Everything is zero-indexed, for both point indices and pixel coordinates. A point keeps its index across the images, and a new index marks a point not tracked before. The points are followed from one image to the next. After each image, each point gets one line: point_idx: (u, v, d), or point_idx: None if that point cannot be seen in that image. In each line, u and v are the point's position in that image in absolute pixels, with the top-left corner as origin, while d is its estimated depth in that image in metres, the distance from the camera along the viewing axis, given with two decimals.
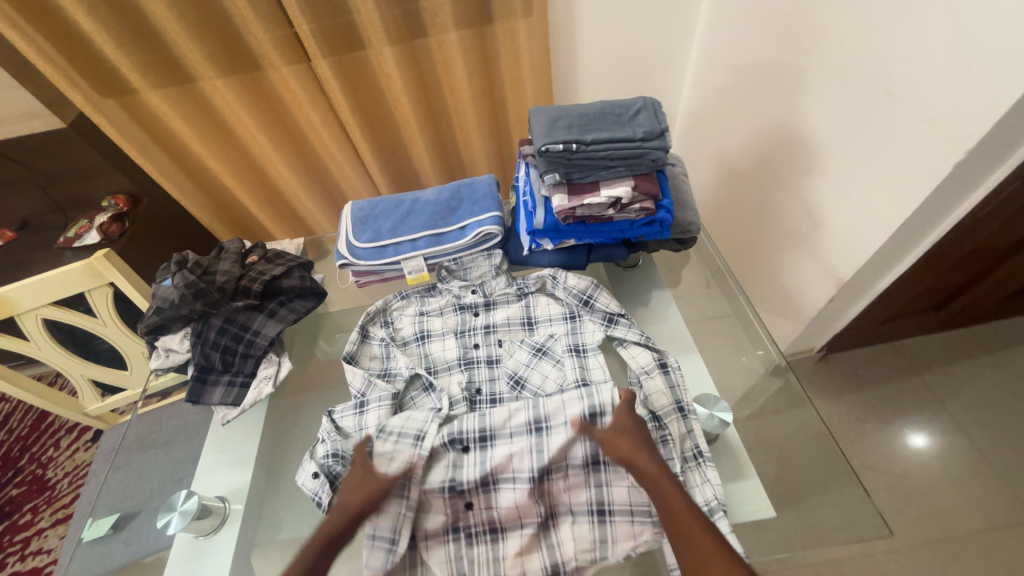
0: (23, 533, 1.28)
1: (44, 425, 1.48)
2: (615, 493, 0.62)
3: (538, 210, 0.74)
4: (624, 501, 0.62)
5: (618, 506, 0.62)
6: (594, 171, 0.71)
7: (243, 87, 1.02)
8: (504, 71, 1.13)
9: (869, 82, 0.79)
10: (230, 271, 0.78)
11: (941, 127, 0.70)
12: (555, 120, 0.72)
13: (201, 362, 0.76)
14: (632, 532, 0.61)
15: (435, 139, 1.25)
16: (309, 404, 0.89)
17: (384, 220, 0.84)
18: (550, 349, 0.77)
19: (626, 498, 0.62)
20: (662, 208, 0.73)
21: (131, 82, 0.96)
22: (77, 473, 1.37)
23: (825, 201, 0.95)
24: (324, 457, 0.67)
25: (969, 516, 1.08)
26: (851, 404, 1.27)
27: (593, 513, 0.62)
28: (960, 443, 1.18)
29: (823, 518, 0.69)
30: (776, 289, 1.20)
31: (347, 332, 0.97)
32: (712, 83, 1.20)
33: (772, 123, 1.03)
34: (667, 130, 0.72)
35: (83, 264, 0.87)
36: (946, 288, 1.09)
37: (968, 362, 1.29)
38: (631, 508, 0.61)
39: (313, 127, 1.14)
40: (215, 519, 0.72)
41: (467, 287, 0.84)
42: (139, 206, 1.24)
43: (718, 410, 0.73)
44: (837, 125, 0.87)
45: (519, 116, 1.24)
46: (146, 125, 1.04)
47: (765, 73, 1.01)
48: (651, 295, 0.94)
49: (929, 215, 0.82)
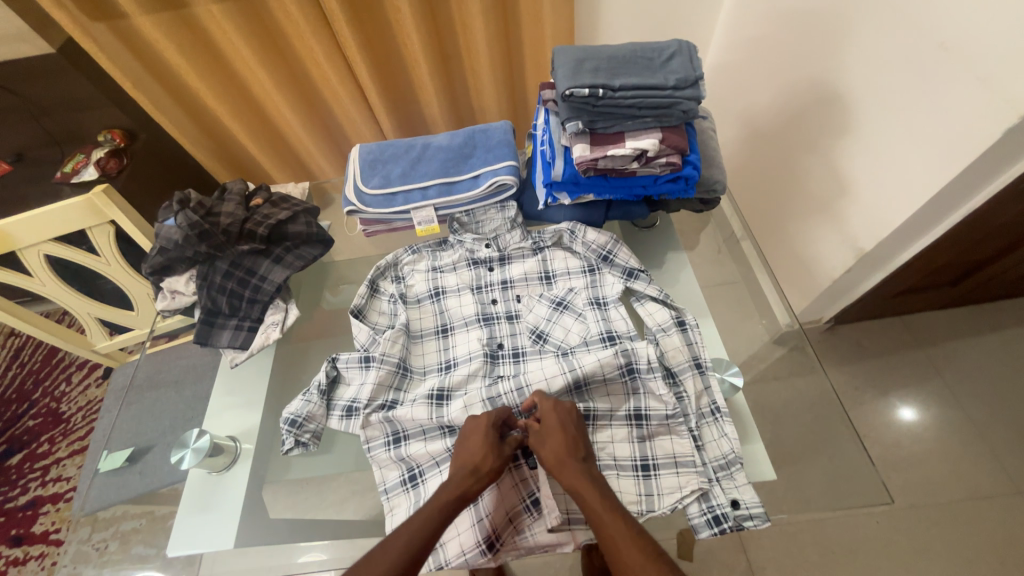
0: (43, 461, 1.34)
1: (55, 360, 1.50)
2: (659, 447, 0.65)
3: (557, 161, 0.70)
4: (668, 453, 0.65)
5: (663, 460, 0.65)
6: (619, 120, 0.66)
7: (241, 15, 0.95)
8: (522, 7, 1.04)
9: (924, 35, 0.72)
10: (234, 213, 0.75)
11: (999, 88, 0.64)
12: (581, 61, 0.67)
13: (208, 305, 0.75)
14: (677, 484, 0.63)
15: (446, 83, 1.18)
16: (315, 352, 0.89)
17: (393, 166, 0.80)
18: (571, 303, 0.76)
19: (669, 451, 0.65)
20: (689, 163, 0.69)
21: (119, 4, 0.88)
22: (91, 408, 1.41)
23: (856, 166, 0.90)
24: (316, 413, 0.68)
25: (953, 485, 1.11)
26: (852, 374, 1.28)
27: (637, 468, 0.65)
28: (955, 416, 1.20)
29: (815, 482, 0.70)
30: (791, 256, 1.17)
31: (353, 282, 0.95)
32: (747, 31, 1.11)
33: (809, 78, 0.95)
34: (702, 78, 0.67)
35: (82, 199, 0.84)
36: (967, 262, 1.06)
37: (973, 337, 1.29)
38: (676, 459, 0.64)
39: (317, 63, 1.07)
40: (227, 457, 0.74)
41: (481, 240, 0.81)
42: (136, 142, 1.19)
43: (728, 374, 0.74)
44: (883, 82, 0.80)
45: (535, 60, 1.16)
46: (138, 53, 0.98)
47: (808, 21, 0.93)
48: (665, 256, 0.92)
49: (965, 187, 0.78)
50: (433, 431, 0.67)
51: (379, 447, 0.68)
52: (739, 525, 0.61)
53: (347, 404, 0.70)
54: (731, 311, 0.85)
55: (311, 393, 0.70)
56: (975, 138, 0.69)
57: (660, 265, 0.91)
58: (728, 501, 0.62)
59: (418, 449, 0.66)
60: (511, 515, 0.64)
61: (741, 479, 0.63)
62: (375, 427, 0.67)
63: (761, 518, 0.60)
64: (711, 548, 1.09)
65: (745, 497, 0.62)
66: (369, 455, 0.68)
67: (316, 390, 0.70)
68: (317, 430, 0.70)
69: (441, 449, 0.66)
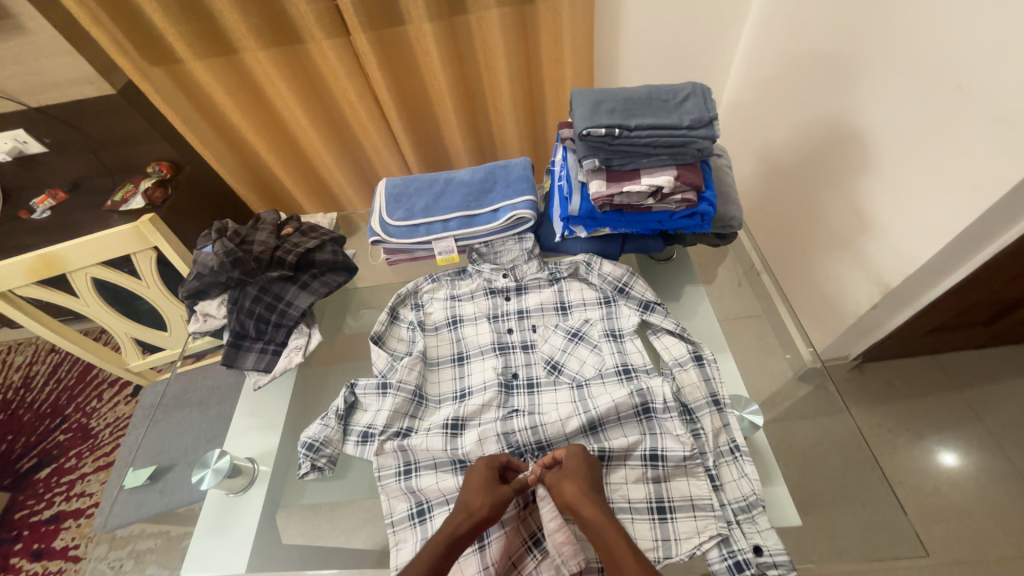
0: (69, 476, 1.38)
1: (89, 377, 1.57)
2: (674, 489, 0.63)
3: (574, 196, 0.72)
4: (684, 495, 0.62)
5: (679, 502, 0.62)
6: (635, 158, 0.68)
7: (284, 60, 1.03)
8: (543, 51, 1.10)
9: (941, 76, 0.73)
10: (267, 242, 0.80)
11: (1021, 127, 0.64)
12: (598, 103, 0.70)
13: (236, 328, 0.79)
14: (694, 528, 0.60)
15: (469, 120, 1.23)
16: (335, 376, 0.91)
17: (417, 199, 0.84)
18: (586, 334, 0.77)
19: (685, 493, 0.62)
20: (704, 200, 0.70)
21: (177, 52, 0.97)
22: (118, 424, 1.46)
23: (877, 203, 0.89)
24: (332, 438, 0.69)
25: (1001, 540, 1.03)
26: (882, 415, 1.22)
27: (653, 511, 0.62)
28: (997, 464, 1.12)
29: (846, 530, 0.66)
30: (813, 291, 1.15)
31: (374, 309, 0.98)
32: (763, 71, 1.14)
33: (825, 116, 0.97)
34: (716, 118, 0.68)
35: (129, 227, 0.90)
36: (1002, 301, 1.02)
37: (1015, 379, 1.22)
38: (693, 502, 0.62)
39: (349, 103, 1.14)
40: (245, 479, 0.76)
41: (498, 270, 0.83)
42: (181, 174, 1.28)
43: (748, 412, 0.72)
44: (900, 121, 0.81)
45: (556, 99, 1.20)
46: (189, 94, 1.06)
47: (823, 62, 0.95)
48: (682, 289, 0.92)
49: (992, 225, 0.76)
50: (445, 464, 0.67)
51: (390, 477, 0.67)
52: (763, 574, 0.58)
53: (363, 429, 0.71)
54: (750, 346, 0.84)
55: (329, 417, 0.71)
56: (1000, 176, 0.68)
57: (677, 298, 0.91)
58: (750, 546, 0.59)
59: (429, 482, 0.66)
60: (514, 560, 0.62)
61: (764, 523, 0.61)
62: (388, 456, 0.68)
63: (785, 567, 0.57)
64: None
65: (769, 542, 0.59)
66: (380, 484, 0.67)
67: (335, 415, 0.71)
68: (333, 456, 0.70)
69: (452, 486, 0.65)
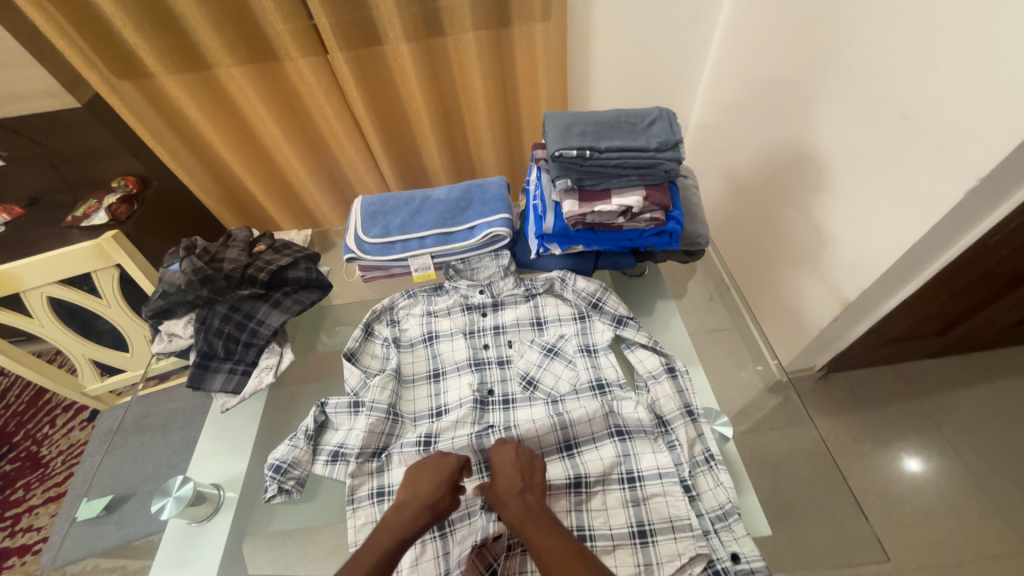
0: (14, 509, 1.28)
1: (40, 402, 1.48)
2: (655, 510, 0.63)
3: (548, 214, 0.74)
4: (664, 517, 0.62)
5: (659, 524, 0.62)
6: (605, 179, 0.71)
7: (259, 77, 1.02)
8: (519, 74, 1.14)
9: (887, 104, 0.79)
10: (237, 259, 0.78)
11: (956, 154, 0.70)
12: (570, 125, 0.72)
13: (204, 348, 0.76)
14: (676, 551, 0.60)
15: (447, 138, 1.25)
16: (308, 396, 0.88)
17: (393, 216, 0.84)
18: (561, 349, 0.78)
19: (665, 514, 0.62)
20: (672, 219, 0.73)
21: (147, 66, 0.96)
22: (71, 452, 1.37)
23: (833, 221, 0.95)
24: (311, 463, 0.69)
25: (961, 543, 1.08)
26: (848, 423, 1.27)
27: (635, 535, 0.62)
28: (956, 469, 1.18)
29: (816, 538, 0.68)
30: (779, 305, 1.20)
31: (348, 326, 0.97)
32: (726, 96, 1.20)
33: (784, 139, 1.02)
34: (681, 141, 0.72)
35: (91, 244, 0.87)
36: (951, 313, 1.08)
37: (969, 388, 1.29)
38: (672, 524, 0.62)
39: (325, 120, 1.15)
40: (210, 506, 0.73)
41: (475, 287, 0.84)
42: (148, 189, 1.25)
43: (718, 424, 0.75)
44: (851, 146, 0.87)
45: (531, 119, 1.24)
46: (160, 108, 1.04)
47: (780, 90, 1.01)
48: (655, 304, 0.95)
49: (936, 242, 0.82)
50: None
51: (364, 500, 0.67)
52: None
53: (338, 447, 0.70)
54: (721, 360, 0.86)
55: (298, 438, 0.70)
56: (943, 197, 0.74)
57: (651, 312, 0.94)
58: (728, 554, 0.60)
59: None
60: None
61: (740, 530, 0.62)
62: (364, 478, 0.67)
63: (764, 573, 0.58)
64: None
65: (745, 550, 0.60)
66: (351, 507, 0.66)
67: (307, 430, 0.70)
68: (301, 477, 0.68)
69: None
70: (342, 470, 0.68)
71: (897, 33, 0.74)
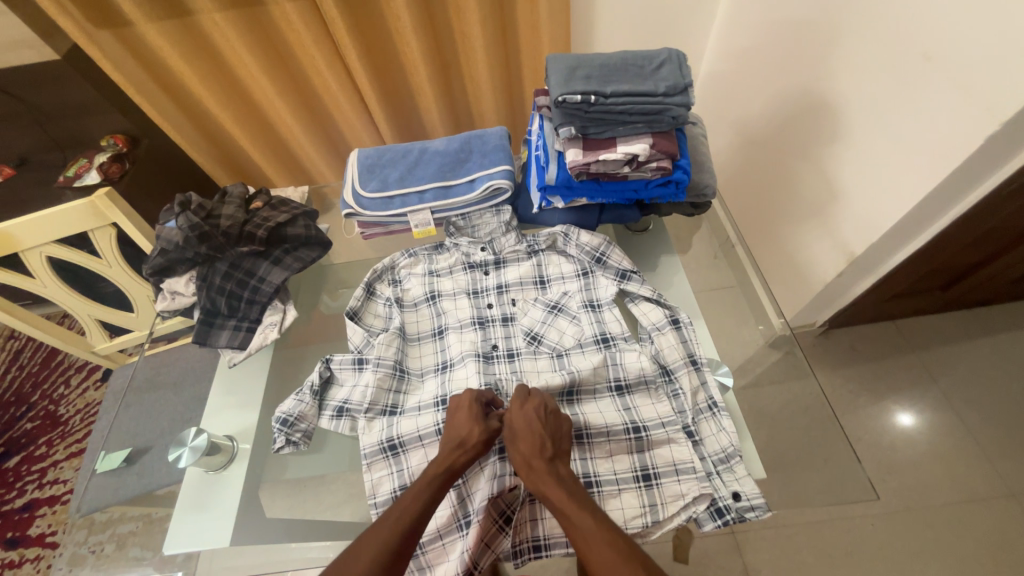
0: (40, 464, 1.34)
1: (53, 363, 1.51)
2: (659, 456, 0.65)
3: (551, 165, 0.72)
4: (668, 461, 0.64)
5: (663, 468, 0.64)
6: (611, 126, 0.68)
7: (244, 23, 0.97)
8: (520, 16, 1.07)
9: (911, 43, 0.74)
10: (234, 215, 0.76)
11: (980, 97, 0.67)
12: (574, 69, 0.68)
13: (207, 306, 0.76)
14: (679, 492, 0.62)
15: (444, 89, 1.20)
16: (314, 354, 0.89)
17: (391, 169, 0.81)
18: (565, 306, 0.78)
19: (669, 459, 0.64)
20: (679, 168, 0.70)
21: (125, 13, 0.90)
22: (88, 410, 1.42)
23: (845, 172, 0.92)
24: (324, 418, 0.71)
25: (948, 489, 1.12)
26: (846, 378, 1.29)
27: (639, 479, 0.64)
28: (949, 420, 1.20)
29: (813, 485, 0.71)
30: (784, 261, 1.19)
31: (350, 286, 0.96)
32: (740, 40, 1.13)
33: (799, 86, 0.98)
34: (691, 85, 0.68)
35: (84, 202, 0.85)
36: (958, 267, 1.07)
37: (968, 343, 1.30)
38: (676, 467, 0.64)
39: (317, 70, 1.09)
40: (225, 456, 0.75)
41: (476, 244, 0.83)
42: (139, 147, 1.21)
43: (719, 373, 0.77)
44: (868, 91, 0.82)
45: (531, 66, 1.18)
46: (142, 61, 0.99)
47: (797, 31, 0.95)
48: (658, 260, 0.94)
49: (951, 192, 0.79)
50: (430, 437, 0.67)
51: (374, 454, 0.67)
52: (742, 517, 0.61)
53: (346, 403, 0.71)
54: (724, 315, 0.86)
55: (303, 393, 0.71)
56: (961, 143, 0.71)
57: (654, 269, 0.93)
58: (730, 493, 0.62)
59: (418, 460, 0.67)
60: (487, 540, 0.62)
61: (741, 471, 0.64)
62: (374, 431, 0.68)
63: (762, 509, 0.61)
64: (707, 549, 1.10)
65: (746, 489, 0.62)
66: (363, 459, 0.67)
67: (315, 384, 0.71)
68: (308, 430, 0.70)
69: None
70: (349, 425, 0.70)
71: None
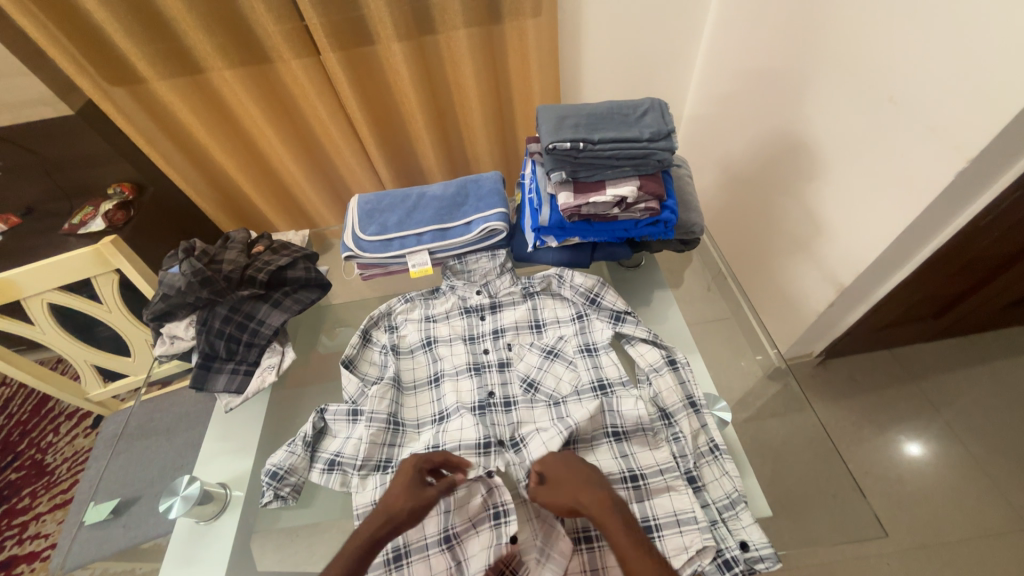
0: (22, 517, 1.29)
1: (44, 410, 1.48)
2: (659, 505, 0.63)
3: (544, 208, 0.74)
4: (668, 512, 0.63)
5: (664, 519, 0.62)
6: (600, 170, 0.71)
7: (252, 79, 1.02)
8: (512, 69, 1.14)
9: (876, 89, 0.79)
10: (236, 260, 0.78)
11: (946, 137, 0.71)
12: (563, 118, 0.72)
13: (205, 350, 0.77)
14: (682, 544, 0.60)
15: (441, 136, 1.26)
16: (310, 396, 0.89)
17: (389, 214, 0.84)
18: (561, 350, 0.78)
19: (669, 509, 0.63)
20: (667, 208, 0.73)
21: (139, 71, 0.96)
22: (76, 459, 1.38)
23: (826, 208, 0.96)
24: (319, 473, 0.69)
25: (962, 523, 1.09)
26: (848, 408, 1.28)
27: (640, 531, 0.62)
28: (955, 450, 1.19)
29: (820, 523, 0.69)
30: (775, 293, 1.21)
31: (348, 327, 0.97)
32: (719, 87, 1.21)
33: (777, 128, 1.03)
34: (674, 131, 0.72)
35: (90, 249, 0.88)
36: (947, 295, 1.09)
37: (965, 370, 1.30)
38: (677, 517, 0.62)
39: (319, 120, 1.15)
40: (216, 505, 0.73)
41: (472, 287, 0.85)
42: (144, 194, 1.25)
43: (717, 409, 0.76)
44: (842, 132, 0.88)
45: (523, 114, 1.25)
46: (153, 114, 1.04)
47: (771, 79, 1.02)
48: (652, 295, 0.95)
49: (929, 224, 0.83)
50: None
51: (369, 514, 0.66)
52: (752, 569, 0.59)
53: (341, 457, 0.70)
54: (720, 348, 0.87)
55: (296, 444, 0.71)
56: (931, 179, 0.75)
57: (648, 304, 0.94)
58: (737, 544, 0.60)
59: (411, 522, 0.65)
60: None
61: (748, 518, 0.62)
62: (369, 489, 0.68)
63: (771, 559, 0.59)
64: None
65: (753, 537, 0.60)
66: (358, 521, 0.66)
67: (307, 436, 0.71)
68: (298, 484, 0.69)
69: (434, 528, 0.65)
70: (339, 480, 0.69)
71: (884, 17, 0.75)
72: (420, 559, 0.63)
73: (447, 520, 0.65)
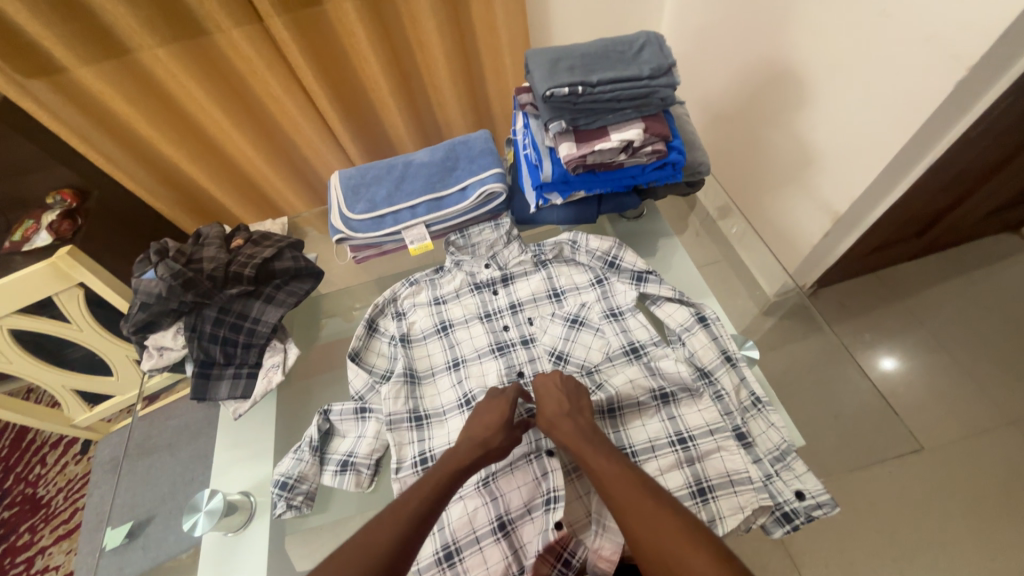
0: (25, 554, 1.23)
1: (24, 443, 1.39)
2: (711, 467, 0.63)
3: (545, 162, 0.70)
4: (720, 473, 0.62)
5: (717, 481, 0.62)
6: (600, 116, 0.67)
7: (190, 55, 0.91)
8: (478, 19, 1.06)
9: (866, 4, 0.76)
10: (217, 257, 0.72)
11: (942, 48, 0.69)
12: (555, 61, 0.67)
13: (201, 357, 0.71)
14: (737, 505, 0.60)
15: (409, 100, 1.17)
16: (320, 391, 0.85)
17: (377, 187, 0.78)
18: (586, 319, 0.76)
19: (721, 470, 0.63)
20: (673, 149, 0.70)
21: (57, 57, 0.84)
22: (72, 487, 1.31)
23: (817, 136, 0.95)
24: (335, 474, 0.67)
25: (954, 424, 1.16)
26: (842, 333, 1.32)
27: (695, 494, 0.62)
28: (941, 359, 1.26)
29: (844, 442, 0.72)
30: (768, 229, 1.21)
31: (346, 315, 0.92)
32: (695, 19, 1.15)
33: (760, 58, 1.00)
34: (674, 64, 0.68)
35: (44, 266, 0.79)
36: (932, 212, 1.12)
37: (945, 283, 1.36)
38: (731, 478, 0.62)
39: (272, 96, 1.04)
40: (243, 514, 0.71)
41: (479, 261, 0.80)
42: (90, 199, 1.13)
43: (744, 349, 0.76)
44: (830, 55, 0.85)
45: (494, 68, 1.16)
46: (84, 107, 0.92)
47: (750, 6, 0.97)
48: (656, 245, 0.93)
49: (924, 142, 0.82)
50: (474, 501, 0.65)
51: None
52: (810, 516, 0.60)
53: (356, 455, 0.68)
54: (729, 290, 0.86)
55: (303, 450, 0.68)
56: (927, 94, 0.74)
57: (653, 254, 0.92)
58: (794, 494, 0.61)
59: (460, 519, 0.64)
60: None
61: (800, 467, 0.63)
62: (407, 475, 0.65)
63: (829, 505, 0.59)
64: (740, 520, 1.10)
65: (809, 486, 0.61)
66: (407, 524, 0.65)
67: (314, 437, 0.68)
68: (310, 491, 0.67)
69: (484, 520, 0.64)
70: (353, 481, 0.67)
71: None
72: (472, 553, 0.62)
73: (498, 510, 0.65)
